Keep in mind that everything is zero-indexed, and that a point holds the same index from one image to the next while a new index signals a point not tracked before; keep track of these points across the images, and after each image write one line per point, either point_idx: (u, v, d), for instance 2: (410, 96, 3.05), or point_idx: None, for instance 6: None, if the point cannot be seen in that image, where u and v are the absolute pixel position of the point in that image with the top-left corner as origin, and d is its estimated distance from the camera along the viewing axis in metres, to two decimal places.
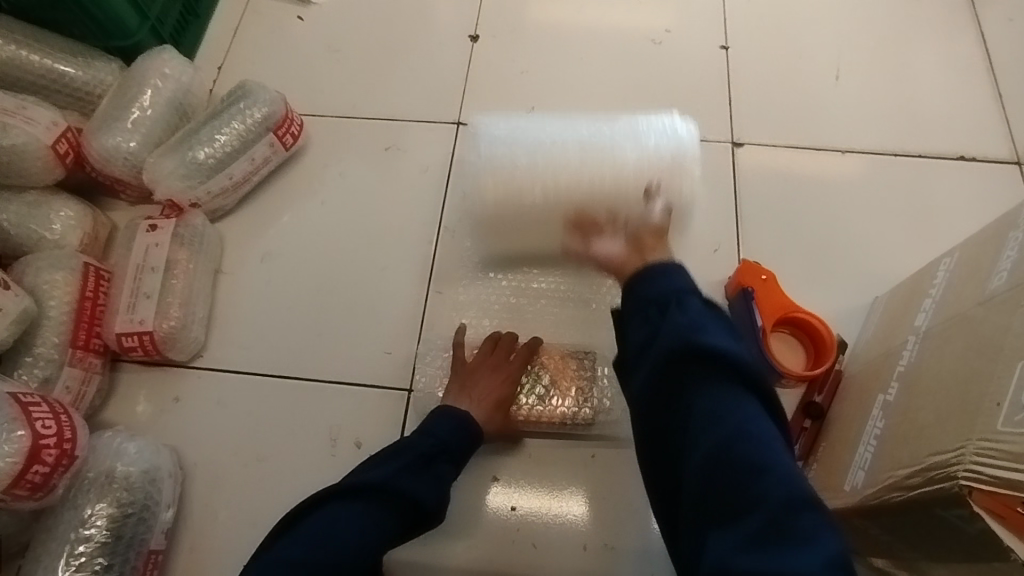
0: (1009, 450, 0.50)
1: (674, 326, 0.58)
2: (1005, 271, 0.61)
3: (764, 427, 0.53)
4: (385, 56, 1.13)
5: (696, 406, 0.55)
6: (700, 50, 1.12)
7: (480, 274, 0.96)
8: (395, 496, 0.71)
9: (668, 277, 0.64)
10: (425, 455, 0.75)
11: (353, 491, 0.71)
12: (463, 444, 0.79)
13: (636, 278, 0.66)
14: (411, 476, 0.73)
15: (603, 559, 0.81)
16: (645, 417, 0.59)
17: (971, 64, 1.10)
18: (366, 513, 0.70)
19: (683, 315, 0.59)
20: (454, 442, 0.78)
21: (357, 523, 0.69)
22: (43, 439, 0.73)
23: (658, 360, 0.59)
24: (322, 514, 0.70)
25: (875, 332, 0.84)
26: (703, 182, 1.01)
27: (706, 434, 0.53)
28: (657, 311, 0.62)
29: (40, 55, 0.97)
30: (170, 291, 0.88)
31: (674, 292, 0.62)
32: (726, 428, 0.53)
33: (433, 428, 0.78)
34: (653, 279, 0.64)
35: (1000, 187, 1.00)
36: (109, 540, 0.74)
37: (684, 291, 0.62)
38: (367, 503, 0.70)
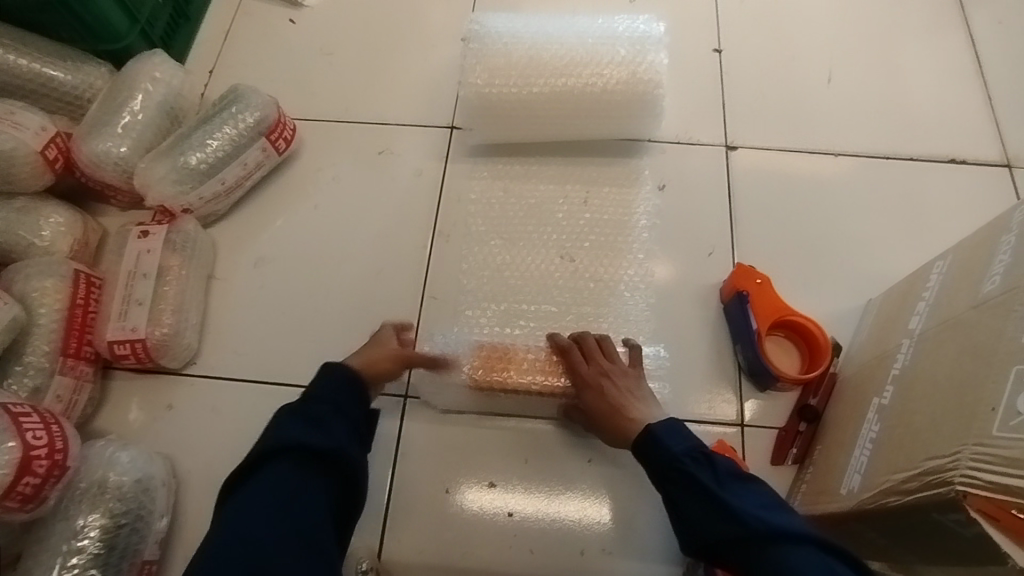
0: (1005, 455, 0.50)
1: (693, 468, 0.69)
2: (998, 274, 0.61)
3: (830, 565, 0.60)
4: (378, 58, 1.13)
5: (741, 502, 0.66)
6: (692, 52, 1.12)
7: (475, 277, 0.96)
8: (299, 449, 0.69)
9: (669, 436, 0.73)
10: (303, 404, 0.75)
11: (254, 470, 0.69)
12: (343, 391, 0.76)
13: (642, 442, 0.74)
14: (295, 425, 0.72)
15: (601, 565, 0.81)
16: (698, 536, 0.67)
17: (962, 66, 1.10)
18: (279, 473, 0.68)
19: (709, 479, 0.68)
20: (336, 396, 0.76)
21: (275, 487, 0.67)
22: (34, 450, 0.72)
23: (688, 544, 0.69)
24: (238, 496, 0.68)
25: (868, 334, 0.85)
26: (697, 183, 1.02)
27: (757, 525, 0.64)
28: (689, 478, 0.69)
29: (29, 59, 0.96)
30: (162, 298, 0.87)
31: (682, 451, 0.71)
32: (767, 541, 0.63)
33: (317, 383, 0.77)
34: (658, 443, 0.72)
35: (991, 189, 1.01)
36: (101, 552, 0.73)
37: (687, 445, 0.71)
38: (276, 464, 0.69)
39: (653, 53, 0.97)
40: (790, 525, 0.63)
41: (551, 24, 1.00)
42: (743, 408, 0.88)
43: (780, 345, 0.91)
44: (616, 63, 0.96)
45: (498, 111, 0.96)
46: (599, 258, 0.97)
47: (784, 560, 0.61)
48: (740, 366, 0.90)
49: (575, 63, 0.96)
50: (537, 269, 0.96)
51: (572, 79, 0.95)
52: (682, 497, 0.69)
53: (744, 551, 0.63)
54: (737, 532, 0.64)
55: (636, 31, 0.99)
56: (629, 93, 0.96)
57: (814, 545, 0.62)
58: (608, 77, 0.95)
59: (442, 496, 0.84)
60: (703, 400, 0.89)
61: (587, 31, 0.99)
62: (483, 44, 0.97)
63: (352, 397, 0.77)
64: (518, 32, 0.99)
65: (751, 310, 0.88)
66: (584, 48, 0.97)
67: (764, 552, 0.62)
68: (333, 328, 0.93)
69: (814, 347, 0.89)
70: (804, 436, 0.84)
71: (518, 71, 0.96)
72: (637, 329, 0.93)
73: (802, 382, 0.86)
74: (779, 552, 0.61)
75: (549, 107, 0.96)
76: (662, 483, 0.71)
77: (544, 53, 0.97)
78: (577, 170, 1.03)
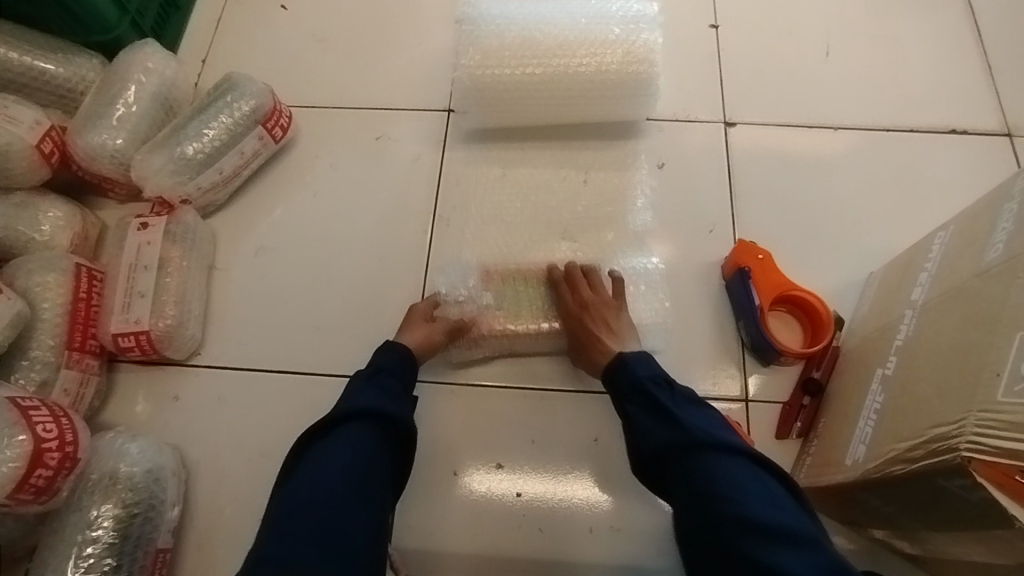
0: (1010, 420, 0.50)
1: (651, 391, 0.72)
2: (1001, 242, 0.61)
3: (758, 477, 0.63)
4: (372, 43, 1.12)
5: (686, 416, 0.68)
6: (689, 29, 1.12)
7: (475, 264, 0.94)
8: (373, 415, 0.71)
9: (639, 364, 0.76)
10: (367, 377, 0.77)
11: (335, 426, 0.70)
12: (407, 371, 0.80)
13: (613, 368, 0.78)
14: (364, 394, 0.74)
15: (610, 542, 0.82)
16: (644, 447, 0.69)
17: (959, 36, 1.10)
18: (354, 435, 0.69)
19: (666, 399, 0.71)
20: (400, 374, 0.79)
21: (353, 449, 0.67)
22: (45, 442, 0.72)
23: (635, 458, 0.71)
24: (313, 455, 0.68)
25: (870, 307, 0.85)
26: (697, 161, 1.02)
27: (698, 434, 0.66)
28: (651, 399, 0.72)
29: (19, 53, 0.95)
30: (164, 290, 0.87)
31: (647, 377, 0.74)
32: (701, 449, 0.65)
33: (377, 359, 0.80)
34: (627, 368, 0.76)
35: (991, 158, 1.01)
36: (116, 541, 0.73)
37: (655, 373, 0.75)
38: (352, 426, 0.70)
39: (648, 32, 0.96)
40: (730, 440, 0.66)
41: (544, 3, 0.98)
42: (746, 383, 0.89)
43: (781, 319, 0.91)
44: (612, 42, 0.95)
45: (493, 95, 0.96)
46: (599, 238, 0.97)
47: (712, 465, 0.63)
48: (743, 341, 0.91)
49: (569, 42, 0.95)
50: (539, 251, 0.96)
51: (568, 59, 0.94)
52: (638, 415, 0.72)
53: (681, 454, 0.66)
54: (679, 438, 0.67)
55: (628, 11, 0.97)
56: (624, 72, 0.95)
57: (746, 458, 0.64)
58: (602, 60, 0.94)
59: (450, 478, 0.85)
60: (708, 376, 0.89)
61: (579, 11, 0.97)
62: (475, 30, 0.95)
63: (405, 373, 0.80)
64: (510, 12, 0.97)
65: (754, 285, 0.89)
66: (578, 28, 0.96)
67: (698, 455, 0.65)
68: (336, 315, 0.94)
69: (815, 321, 0.89)
70: (808, 410, 0.85)
71: (512, 55, 0.94)
72: (648, 313, 0.92)
73: (805, 356, 0.86)
74: (710, 458, 0.64)
75: (543, 94, 0.96)
76: (626, 406, 0.74)
77: (539, 34, 0.95)
78: (576, 150, 1.02)
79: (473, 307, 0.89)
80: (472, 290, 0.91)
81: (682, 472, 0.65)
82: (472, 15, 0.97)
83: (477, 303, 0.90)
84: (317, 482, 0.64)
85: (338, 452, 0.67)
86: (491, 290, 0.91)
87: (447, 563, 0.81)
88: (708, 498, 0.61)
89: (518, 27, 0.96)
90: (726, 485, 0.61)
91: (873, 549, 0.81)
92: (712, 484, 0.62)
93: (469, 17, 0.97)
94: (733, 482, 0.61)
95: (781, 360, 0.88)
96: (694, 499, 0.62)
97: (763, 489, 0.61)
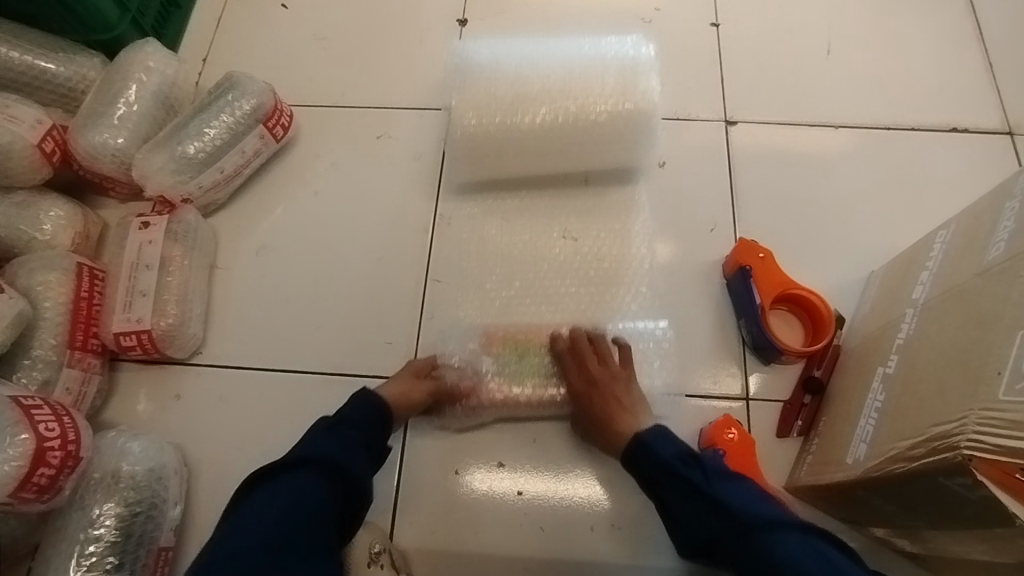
0: (1011, 419, 0.50)
1: (678, 468, 0.71)
2: (1002, 241, 0.61)
3: (820, 553, 0.61)
4: (373, 41, 1.12)
5: (726, 495, 0.67)
6: (690, 28, 1.12)
7: (476, 326, 0.92)
8: (318, 463, 0.71)
9: (658, 442, 0.74)
10: (326, 427, 0.76)
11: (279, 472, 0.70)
12: (374, 419, 0.79)
13: (631, 445, 0.76)
14: (320, 441, 0.73)
15: (611, 540, 0.82)
16: (693, 534, 0.68)
17: (961, 34, 1.10)
18: (295, 483, 0.68)
19: (699, 478, 0.70)
20: (365, 422, 0.78)
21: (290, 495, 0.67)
22: (47, 441, 0.72)
23: (687, 544, 0.70)
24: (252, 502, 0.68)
25: (871, 305, 0.85)
26: (697, 160, 1.02)
27: (745, 517, 0.65)
28: (681, 480, 0.70)
29: (20, 52, 0.95)
30: (166, 289, 0.87)
31: (671, 455, 0.73)
32: (755, 532, 0.64)
33: (345, 409, 0.78)
34: (647, 447, 0.75)
35: (992, 157, 1.01)
36: (118, 539, 0.74)
37: (676, 448, 0.73)
38: (298, 473, 0.69)
39: (645, 76, 0.94)
40: (776, 515, 0.65)
41: (536, 47, 0.97)
42: (747, 381, 0.89)
43: (782, 318, 0.91)
44: (605, 89, 0.92)
45: (485, 146, 0.93)
46: (600, 237, 0.97)
47: (770, 547, 0.62)
48: (744, 340, 0.91)
49: (563, 87, 0.93)
50: (539, 250, 0.96)
51: (562, 102, 0.92)
52: (672, 494, 0.70)
53: (737, 540, 0.64)
54: (727, 523, 0.65)
55: (622, 53, 0.95)
56: (618, 117, 0.92)
57: (799, 529, 0.63)
58: (595, 108, 0.92)
59: (452, 477, 0.85)
60: (709, 375, 0.89)
61: (573, 54, 0.96)
62: (463, 80, 0.94)
63: (373, 423, 0.79)
64: (501, 60, 0.96)
65: (755, 285, 0.89)
66: (571, 74, 0.94)
67: (754, 541, 0.63)
68: (337, 313, 0.94)
69: (816, 319, 0.89)
70: (809, 409, 0.85)
71: (501, 105, 0.92)
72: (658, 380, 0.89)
73: (806, 354, 0.86)
74: (767, 540, 0.63)
75: (537, 144, 0.93)
76: (654, 487, 0.73)
77: (529, 80, 0.93)
78: None
79: (472, 374, 0.88)
80: (472, 356, 0.89)
81: (744, 560, 0.63)
82: (463, 65, 0.96)
83: (478, 369, 0.88)
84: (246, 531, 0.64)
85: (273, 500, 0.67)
86: (490, 355, 0.89)
87: (448, 561, 0.81)
88: None
89: (509, 75, 0.94)
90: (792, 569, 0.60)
91: (875, 546, 0.81)
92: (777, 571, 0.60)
93: (459, 69, 0.96)
94: (797, 565, 0.60)
95: (782, 359, 0.88)
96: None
97: (829, 562, 0.60)
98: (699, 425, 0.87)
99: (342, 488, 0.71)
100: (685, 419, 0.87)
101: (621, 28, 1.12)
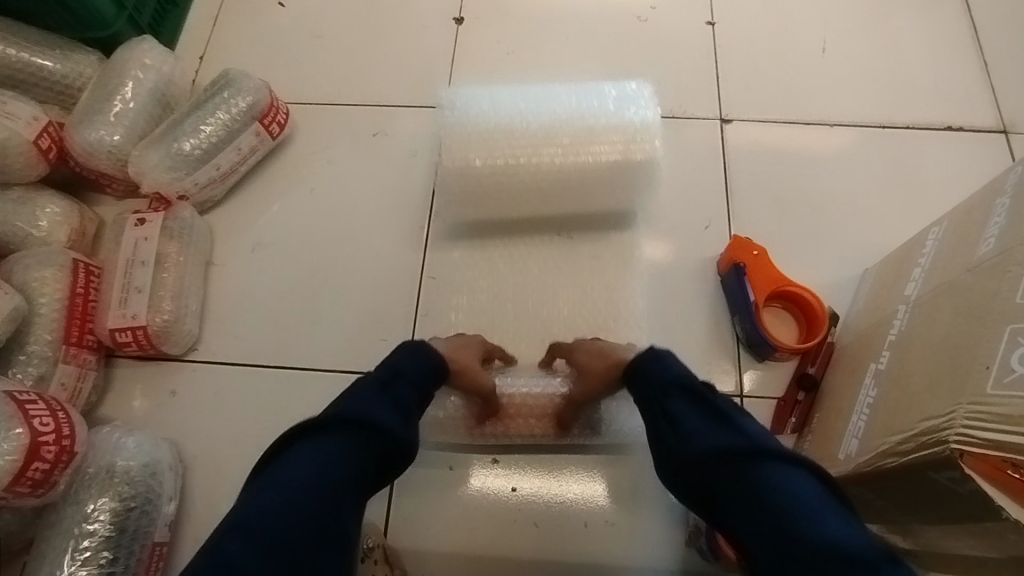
0: (1000, 412, 0.51)
1: (694, 397, 0.65)
2: (992, 237, 0.61)
3: (824, 496, 0.54)
4: (370, 39, 1.12)
5: (734, 420, 0.61)
6: (686, 26, 1.12)
7: None
8: (366, 421, 0.62)
9: (673, 367, 0.70)
10: (382, 381, 0.69)
11: (324, 424, 0.61)
12: (423, 369, 0.73)
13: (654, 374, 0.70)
14: (366, 401, 0.65)
15: (605, 536, 0.82)
16: (686, 456, 0.61)
17: (956, 33, 1.10)
18: (345, 441, 0.60)
19: (712, 404, 0.63)
20: (414, 372, 0.72)
21: (338, 457, 0.58)
22: (42, 435, 0.72)
23: (673, 465, 0.62)
24: (294, 453, 0.59)
25: (865, 302, 0.85)
26: (692, 158, 1.02)
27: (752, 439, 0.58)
28: (693, 408, 0.64)
29: (17, 49, 0.95)
30: (161, 285, 0.87)
31: (688, 382, 0.67)
32: (744, 458, 0.57)
33: (396, 361, 0.72)
34: (665, 378, 0.69)
35: (988, 156, 1.01)
36: (112, 534, 0.74)
37: (692, 379, 0.68)
38: (344, 432, 0.61)
39: (644, 117, 0.90)
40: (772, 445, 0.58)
41: (533, 91, 0.94)
42: (742, 379, 0.89)
43: (775, 315, 0.92)
44: (605, 135, 0.89)
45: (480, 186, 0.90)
46: (595, 235, 0.97)
47: (773, 474, 0.55)
48: (739, 337, 0.91)
49: (561, 133, 0.89)
50: (534, 248, 0.96)
51: (559, 151, 0.89)
52: (673, 417, 0.65)
53: (735, 460, 0.57)
54: (732, 441, 0.58)
55: (623, 97, 0.92)
56: (619, 163, 0.89)
57: (794, 463, 0.56)
58: (598, 154, 0.89)
59: (446, 473, 0.85)
60: (704, 372, 0.89)
61: (571, 100, 0.92)
62: (457, 122, 0.90)
63: (426, 380, 0.73)
64: (496, 103, 0.92)
65: (749, 281, 0.89)
66: (570, 120, 0.90)
67: (756, 464, 0.56)
68: (333, 309, 0.94)
69: (810, 315, 0.89)
70: (803, 405, 0.85)
71: (500, 149, 0.89)
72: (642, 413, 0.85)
73: (799, 351, 0.87)
74: (757, 466, 0.56)
75: (534, 189, 0.90)
76: (664, 413, 0.66)
77: (527, 125, 0.90)
78: None
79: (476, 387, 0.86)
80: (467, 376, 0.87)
81: (739, 480, 0.56)
82: (457, 107, 0.92)
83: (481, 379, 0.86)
84: (290, 488, 0.55)
85: (320, 459, 0.58)
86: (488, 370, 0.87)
87: (441, 560, 0.81)
88: (778, 512, 0.52)
89: (505, 122, 0.90)
90: (793, 500, 0.52)
91: None
92: (776, 498, 0.53)
93: (452, 113, 0.91)
94: (800, 498, 0.53)
95: (778, 356, 0.88)
96: (744, 514, 0.54)
97: (830, 506, 0.53)
98: None
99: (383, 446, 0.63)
100: None
101: (618, 28, 1.12)
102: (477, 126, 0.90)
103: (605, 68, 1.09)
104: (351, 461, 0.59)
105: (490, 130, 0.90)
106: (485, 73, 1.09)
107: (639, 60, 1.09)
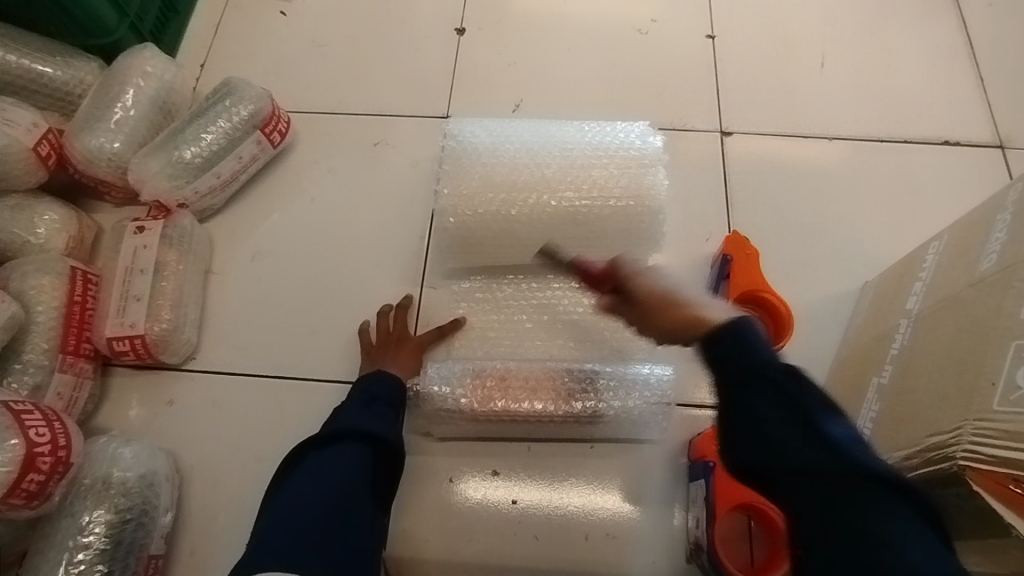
0: (1005, 429, 0.51)
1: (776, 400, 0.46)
2: (994, 252, 0.61)
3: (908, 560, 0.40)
4: (371, 48, 1.13)
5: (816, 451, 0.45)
6: (687, 39, 1.12)
7: (472, 351, 0.91)
8: (348, 439, 0.71)
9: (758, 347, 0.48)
10: (362, 402, 0.77)
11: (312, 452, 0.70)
12: (391, 388, 0.80)
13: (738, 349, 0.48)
14: (346, 419, 0.74)
15: (604, 549, 0.81)
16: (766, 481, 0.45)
17: (953, 49, 1.11)
18: (332, 462, 0.68)
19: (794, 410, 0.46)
20: (387, 392, 0.79)
21: (339, 467, 0.68)
22: (38, 446, 0.72)
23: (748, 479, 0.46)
24: (299, 473, 0.69)
25: (865, 315, 0.85)
26: (692, 170, 1.02)
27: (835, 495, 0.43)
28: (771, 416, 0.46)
29: (17, 55, 0.94)
30: (161, 293, 0.87)
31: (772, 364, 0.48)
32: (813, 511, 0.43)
33: (370, 385, 0.79)
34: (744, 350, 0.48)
35: (984, 171, 1.01)
36: (108, 547, 0.73)
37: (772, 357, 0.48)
38: (330, 452, 0.70)
39: (652, 168, 0.89)
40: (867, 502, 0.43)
41: (534, 128, 0.93)
42: None
43: None
44: (606, 179, 0.88)
45: (479, 241, 0.88)
46: None
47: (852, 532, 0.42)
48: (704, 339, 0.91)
49: (563, 175, 0.88)
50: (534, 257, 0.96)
51: (561, 193, 0.87)
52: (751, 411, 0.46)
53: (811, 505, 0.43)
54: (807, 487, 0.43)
55: (629, 143, 0.91)
56: (618, 217, 0.87)
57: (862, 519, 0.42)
58: (596, 201, 0.87)
59: (445, 486, 0.84)
60: (704, 386, 0.89)
61: (574, 142, 0.91)
62: (458, 167, 0.90)
63: (398, 403, 0.80)
64: (498, 145, 0.91)
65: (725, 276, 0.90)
66: (572, 165, 0.89)
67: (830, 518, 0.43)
68: (332, 318, 0.93)
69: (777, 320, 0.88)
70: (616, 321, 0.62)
71: (498, 194, 0.87)
72: (641, 400, 0.84)
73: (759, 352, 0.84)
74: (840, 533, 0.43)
75: (533, 237, 0.88)
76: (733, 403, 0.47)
77: (528, 167, 0.89)
78: None
79: (480, 388, 0.84)
80: (463, 375, 0.84)
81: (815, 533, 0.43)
82: (458, 152, 0.91)
83: (487, 376, 0.84)
84: (288, 511, 0.63)
85: (310, 479, 0.67)
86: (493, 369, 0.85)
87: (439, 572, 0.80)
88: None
89: (507, 167, 0.89)
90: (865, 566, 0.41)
91: None
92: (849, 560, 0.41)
93: (452, 159, 0.91)
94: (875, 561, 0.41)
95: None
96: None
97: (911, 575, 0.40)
98: (688, 435, 0.87)
99: (371, 454, 0.71)
100: (677, 428, 0.87)
101: (618, 40, 1.13)
102: (479, 173, 0.89)
103: (605, 79, 1.09)
104: (339, 472, 0.67)
105: (492, 176, 0.89)
106: (485, 84, 1.09)
107: (639, 71, 1.10)
